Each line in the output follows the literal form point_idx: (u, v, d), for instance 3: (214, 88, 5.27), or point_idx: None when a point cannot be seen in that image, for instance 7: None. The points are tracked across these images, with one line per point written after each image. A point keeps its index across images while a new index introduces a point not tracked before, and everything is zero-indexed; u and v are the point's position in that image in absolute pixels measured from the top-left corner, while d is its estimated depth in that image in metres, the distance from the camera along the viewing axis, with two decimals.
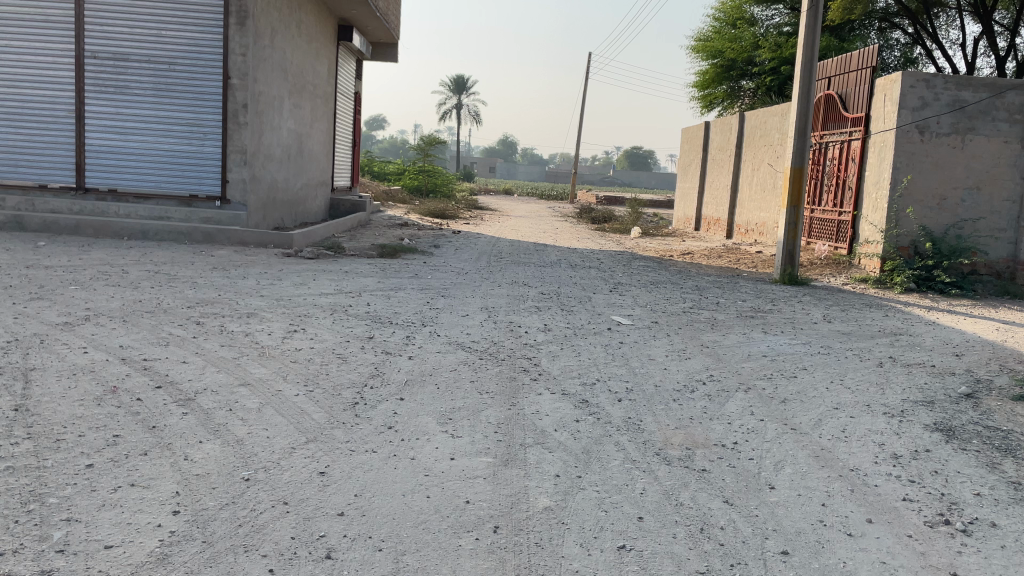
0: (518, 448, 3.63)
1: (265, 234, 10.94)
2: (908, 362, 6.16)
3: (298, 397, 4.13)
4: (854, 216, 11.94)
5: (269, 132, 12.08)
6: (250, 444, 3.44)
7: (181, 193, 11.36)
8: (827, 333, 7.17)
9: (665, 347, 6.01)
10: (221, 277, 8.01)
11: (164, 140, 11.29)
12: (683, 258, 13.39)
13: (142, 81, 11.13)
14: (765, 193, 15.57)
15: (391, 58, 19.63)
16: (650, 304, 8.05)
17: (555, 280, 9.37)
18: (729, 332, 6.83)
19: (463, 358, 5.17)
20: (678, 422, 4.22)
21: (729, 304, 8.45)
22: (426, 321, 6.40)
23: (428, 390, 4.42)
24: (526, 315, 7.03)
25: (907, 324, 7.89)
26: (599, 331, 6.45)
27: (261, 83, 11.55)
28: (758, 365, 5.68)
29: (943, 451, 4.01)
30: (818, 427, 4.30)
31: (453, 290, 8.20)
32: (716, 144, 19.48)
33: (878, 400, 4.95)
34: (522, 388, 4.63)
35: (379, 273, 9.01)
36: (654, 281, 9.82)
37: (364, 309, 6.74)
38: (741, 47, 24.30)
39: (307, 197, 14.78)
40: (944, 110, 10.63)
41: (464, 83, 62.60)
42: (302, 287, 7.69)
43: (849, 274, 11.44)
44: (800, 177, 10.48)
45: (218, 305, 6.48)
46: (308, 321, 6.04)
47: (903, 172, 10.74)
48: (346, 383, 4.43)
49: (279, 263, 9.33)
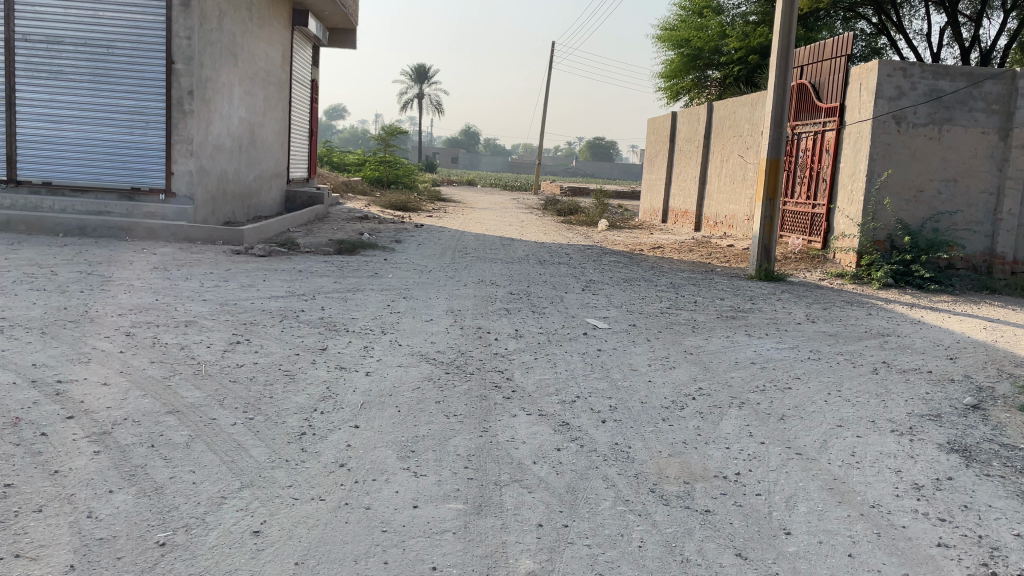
0: (492, 490, 3.11)
1: (212, 230, 10.23)
2: (903, 367, 5.77)
3: (236, 427, 3.56)
4: (829, 209, 11.61)
5: (217, 121, 11.33)
6: (171, 494, 2.87)
7: (122, 186, 10.58)
8: (812, 335, 6.77)
9: (646, 355, 5.53)
10: (162, 279, 7.35)
11: (103, 129, 10.52)
12: (654, 251, 13.00)
13: (79, 66, 10.34)
14: (735, 185, 15.20)
15: (349, 44, 18.90)
16: (625, 305, 7.58)
17: (524, 279, 8.86)
18: (711, 336, 6.38)
19: (426, 374, 4.63)
20: (672, 448, 3.74)
21: (707, 303, 8.03)
22: (386, 328, 5.84)
23: (388, 414, 3.87)
24: (494, 319, 6.50)
25: (893, 323, 7.53)
26: (575, 338, 5.95)
27: (208, 68, 10.79)
28: (747, 374, 5.24)
29: (967, 478, 3.59)
30: (824, 450, 3.85)
31: (415, 291, 7.64)
32: (682, 134, 19.11)
33: (881, 414, 4.52)
34: (493, 409, 4.11)
35: (336, 273, 8.40)
36: (628, 279, 9.37)
37: (318, 315, 6.16)
38: (707, 36, 24.03)
39: (259, 190, 14.03)
40: (922, 100, 10.34)
41: (424, 72, 61.47)
42: (250, 290, 7.07)
43: (825, 268, 11.11)
44: (777, 169, 10.09)
45: (153, 312, 5.84)
46: (254, 331, 5.44)
47: (881, 164, 10.42)
48: (291, 408, 3.86)
49: (227, 261, 8.67)
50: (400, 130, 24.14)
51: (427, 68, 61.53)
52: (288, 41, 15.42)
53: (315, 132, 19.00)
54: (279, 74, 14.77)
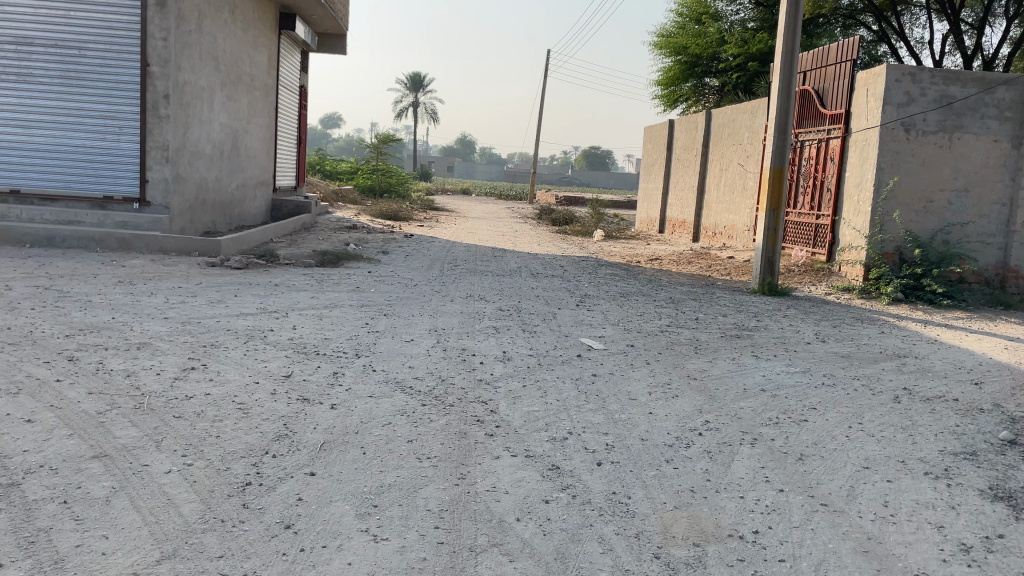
0: (467, 559, 2.60)
1: (188, 241, 9.71)
2: (927, 395, 5.28)
3: (169, 477, 3.05)
4: (834, 220, 11.16)
5: (196, 126, 10.82)
6: (72, 570, 2.35)
7: (94, 194, 10.07)
8: (824, 356, 6.27)
9: (646, 382, 5.03)
10: (125, 294, 6.83)
11: (74, 134, 10.01)
12: (651, 263, 12.53)
13: (49, 68, 9.85)
14: (734, 194, 14.76)
15: (339, 49, 18.45)
16: (622, 323, 7.08)
17: (516, 293, 8.35)
18: (716, 358, 5.88)
19: (400, 406, 4.11)
20: (678, 499, 3.23)
21: (710, 320, 7.54)
22: (360, 350, 5.33)
23: (351, 457, 3.37)
24: (480, 339, 5.98)
25: (907, 343, 7.05)
26: (568, 361, 5.44)
27: (187, 71, 10.29)
28: (759, 404, 4.74)
29: (1021, 535, 3.09)
30: (851, 500, 3.35)
31: (398, 307, 7.14)
32: (680, 142, 18.66)
33: (911, 453, 4.03)
34: (474, 449, 3.60)
35: (316, 287, 7.90)
36: (625, 293, 8.89)
37: (287, 336, 5.64)
38: (706, 43, 23.66)
39: (242, 198, 13.51)
40: (931, 107, 9.90)
41: (420, 81, 60.95)
42: (218, 306, 6.55)
43: (830, 282, 10.63)
44: (781, 178, 9.60)
45: (104, 333, 5.32)
46: (213, 354, 4.92)
47: (889, 173, 9.97)
48: (239, 450, 3.35)
49: (200, 275, 8.16)
50: (393, 137, 23.68)
51: (423, 77, 61.07)
52: (275, 45, 14.94)
53: (304, 139, 18.53)
54: (265, 79, 14.31)
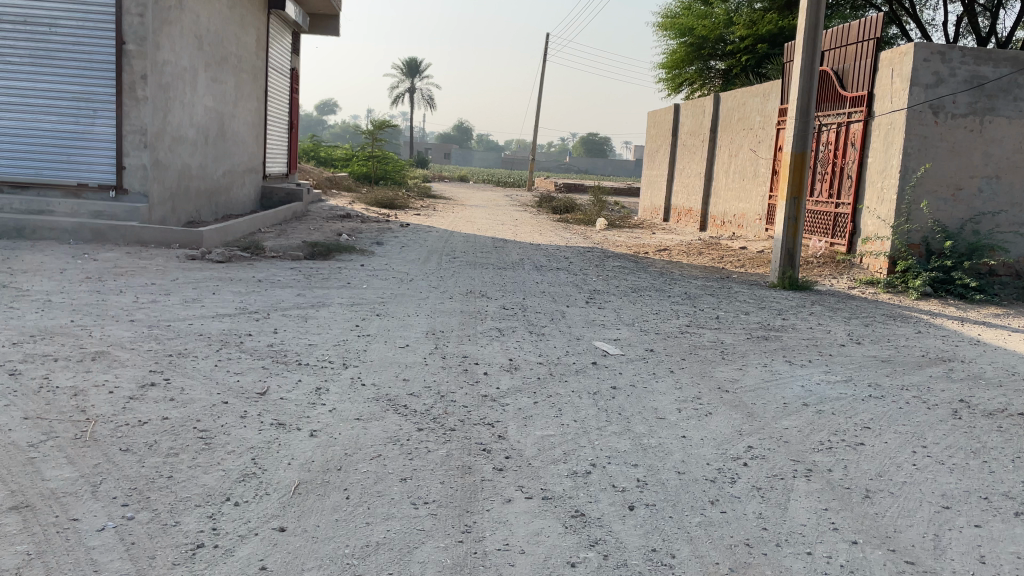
0: None
1: (167, 231, 9.06)
2: (988, 409, 4.67)
3: (101, 537, 2.44)
4: (855, 209, 10.53)
5: (178, 108, 10.14)
6: None
7: (67, 181, 9.41)
8: (863, 361, 5.66)
9: (673, 396, 4.42)
10: (91, 292, 6.21)
11: (46, 117, 9.35)
12: (659, 254, 11.92)
13: (19, 47, 9.18)
14: (745, 182, 14.10)
15: (333, 31, 17.74)
16: (638, 323, 6.46)
17: (519, 289, 7.73)
18: (746, 365, 5.28)
19: (391, 432, 3.49)
20: (733, 558, 2.63)
21: (731, 318, 6.94)
22: (348, 359, 4.71)
23: (332, 505, 2.76)
24: (483, 344, 5.37)
25: (949, 344, 6.44)
26: (583, 370, 4.84)
27: (167, 49, 9.59)
28: (804, 422, 4.14)
29: None
30: (940, 556, 2.75)
31: (391, 305, 6.53)
32: (686, 127, 17.99)
33: (993, 486, 3.43)
34: (480, 490, 2.99)
35: (303, 283, 7.28)
36: (636, 288, 8.28)
37: (266, 342, 5.01)
38: (711, 25, 22.86)
39: (229, 185, 12.85)
40: (961, 88, 9.27)
41: (417, 66, 59.85)
42: (192, 306, 5.93)
43: (852, 275, 10.03)
44: (803, 164, 8.95)
45: (59, 339, 4.69)
46: (180, 366, 4.30)
47: (916, 159, 9.34)
48: (194, 497, 2.74)
49: (177, 269, 7.54)
50: (389, 123, 22.95)
51: (419, 63, 60.05)
52: (264, 25, 14.24)
53: (295, 124, 17.80)
54: (253, 60, 13.61)
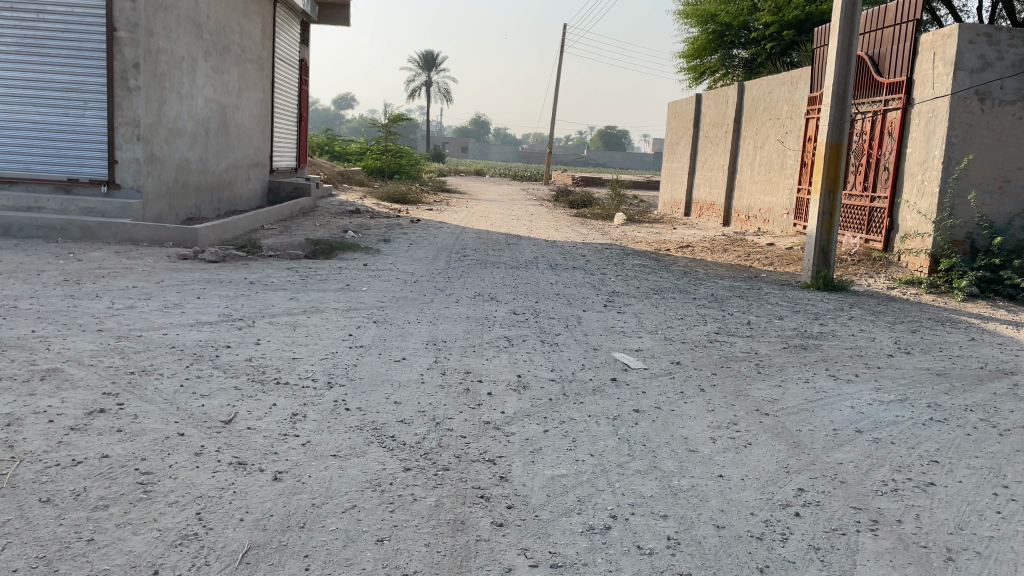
0: None
1: (161, 229, 8.56)
2: None
3: None
4: (892, 203, 9.84)
5: (175, 99, 9.63)
6: None
7: (58, 176, 8.93)
8: (916, 375, 5.04)
9: (705, 421, 3.83)
10: (64, 297, 5.69)
11: (36, 109, 8.89)
12: (682, 252, 11.29)
13: (6, 36, 8.72)
14: (772, 174, 13.41)
15: (342, 20, 17.20)
16: (661, 330, 5.85)
17: (532, 291, 7.14)
18: (786, 381, 4.67)
19: (372, 473, 2.93)
20: None
21: (765, 324, 6.32)
22: (335, 376, 4.17)
23: None
24: (488, 356, 4.80)
25: (1008, 354, 5.78)
26: (601, 389, 4.25)
27: (162, 37, 9.09)
28: (863, 454, 3.53)
29: None
30: None
31: (391, 311, 5.98)
32: (708, 119, 17.29)
33: None
34: (474, 555, 2.42)
35: (297, 286, 6.73)
36: (658, 289, 7.68)
37: (245, 355, 4.47)
38: (735, 11, 22.09)
39: (233, 180, 12.35)
40: (1010, 73, 8.57)
41: (433, 59, 59.27)
42: (171, 313, 5.40)
43: (890, 275, 9.36)
44: (838, 155, 8.28)
45: (10, 354, 4.17)
46: (139, 387, 3.76)
47: (960, 150, 8.65)
48: (115, 570, 2.20)
49: (165, 270, 7.03)
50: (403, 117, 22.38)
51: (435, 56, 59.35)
52: (270, 14, 13.72)
53: (304, 117, 17.29)
54: (257, 50, 13.08)
